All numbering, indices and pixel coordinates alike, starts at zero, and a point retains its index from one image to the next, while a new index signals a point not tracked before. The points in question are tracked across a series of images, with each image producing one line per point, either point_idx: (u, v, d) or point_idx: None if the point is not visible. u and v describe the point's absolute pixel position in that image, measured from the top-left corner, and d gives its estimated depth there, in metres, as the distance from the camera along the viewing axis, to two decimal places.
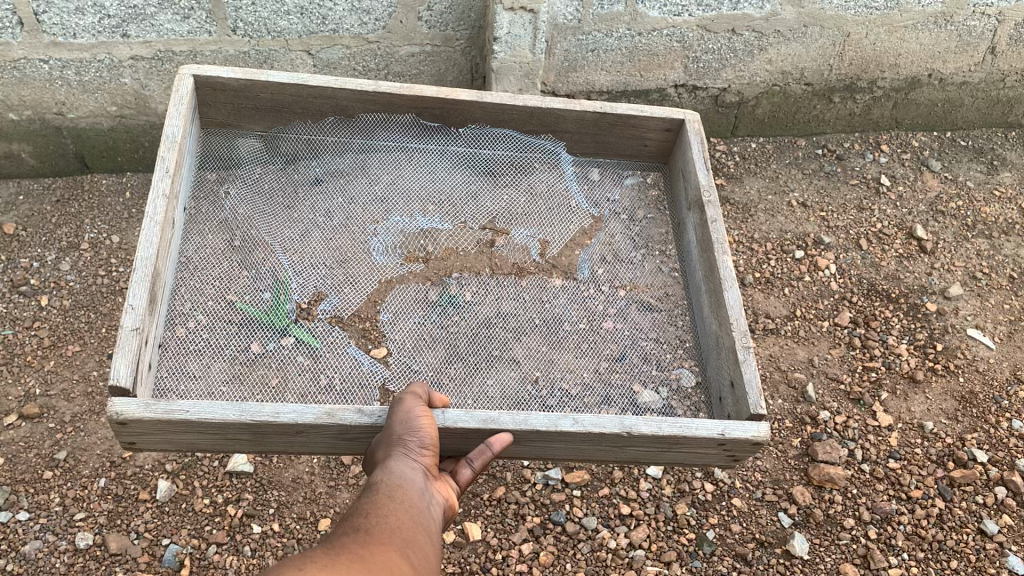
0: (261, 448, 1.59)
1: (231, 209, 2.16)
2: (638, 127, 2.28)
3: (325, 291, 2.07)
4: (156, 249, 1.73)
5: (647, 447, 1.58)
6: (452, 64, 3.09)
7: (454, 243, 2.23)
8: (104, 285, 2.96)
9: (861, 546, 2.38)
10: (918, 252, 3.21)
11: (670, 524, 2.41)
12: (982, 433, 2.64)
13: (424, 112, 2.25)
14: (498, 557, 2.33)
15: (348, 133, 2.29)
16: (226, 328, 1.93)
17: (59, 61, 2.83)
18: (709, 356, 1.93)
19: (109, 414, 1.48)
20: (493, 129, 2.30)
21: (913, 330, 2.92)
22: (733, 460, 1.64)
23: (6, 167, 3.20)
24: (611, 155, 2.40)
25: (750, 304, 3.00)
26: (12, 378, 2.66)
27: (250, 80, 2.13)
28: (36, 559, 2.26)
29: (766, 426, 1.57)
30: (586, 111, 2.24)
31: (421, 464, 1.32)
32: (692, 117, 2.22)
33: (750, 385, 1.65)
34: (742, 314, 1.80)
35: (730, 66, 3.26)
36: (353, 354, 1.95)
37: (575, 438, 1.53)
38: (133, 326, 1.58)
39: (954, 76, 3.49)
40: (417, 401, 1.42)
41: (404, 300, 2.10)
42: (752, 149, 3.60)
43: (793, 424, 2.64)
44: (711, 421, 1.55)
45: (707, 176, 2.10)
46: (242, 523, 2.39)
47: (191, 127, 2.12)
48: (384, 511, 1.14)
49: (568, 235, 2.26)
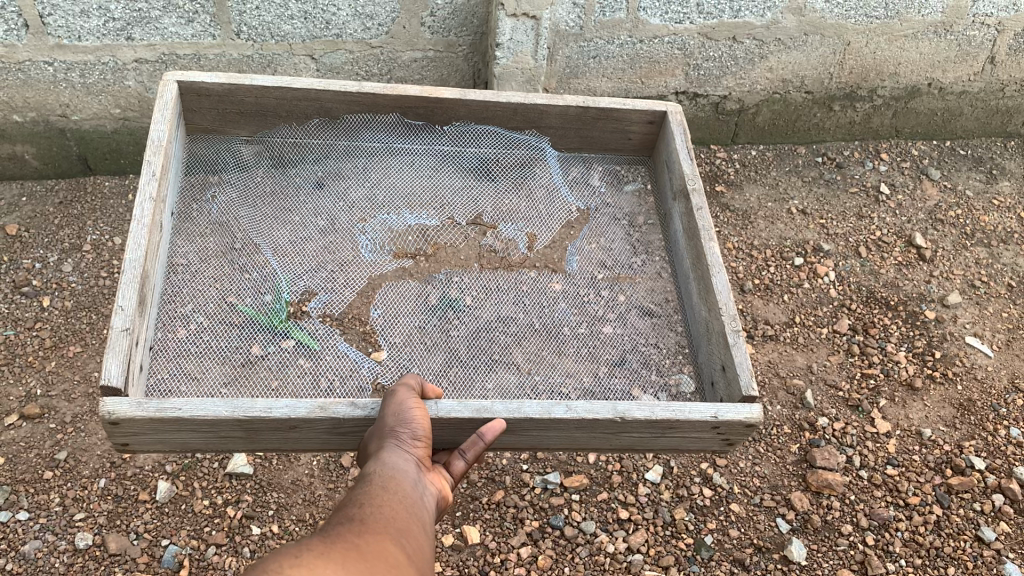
0: (255, 445, 1.61)
1: (222, 211, 2.18)
2: (622, 120, 2.33)
3: (315, 289, 2.10)
4: (143, 250, 1.75)
5: (641, 433, 1.60)
6: (454, 69, 3.10)
7: (441, 238, 2.25)
8: (106, 287, 2.97)
9: (859, 552, 2.38)
10: (917, 260, 3.22)
11: (668, 528, 2.42)
12: (980, 441, 2.66)
13: (409, 111, 2.28)
14: (497, 560, 2.33)
15: (332, 134, 2.31)
16: (222, 329, 1.94)
17: (63, 63, 2.84)
18: (701, 343, 1.95)
19: (102, 413, 1.48)
20: (477, 126, 2.32)
21: (912, 337, 2.94)
22: (727, 444, 1.65)
23: (9, 169, 3.21)
24: (596, 150, 2.44)
25: (749, 310, 3.01)
26: (14, 378, 2.67)
27: (234, 84, 2.15)
28: (35, 559, 2.27)
29: (759, 408, 1.59)
30: (570, 106, 2.28)
31: (413, 455, 1.33)
32: (671, 108, 2.28)
33: (741, 367, 1.67)
34: (730, 296, 1.82)
35: (730, 73, 3.28)
36: (346, 352, 1.97)
37: (567, 426, 1.55)
38: (123, 326, 1.60)
39: (954, 85, 3.51)
40: (408, 393, 1.44)
41: (400, 298, 2.12)
42: (752, 156, 3.62)
43: (792, 430, 2.66)
44: (705, 404, 1.58)
45: (692, 164, 2.14)
46: (241, 525, 2.39)
47: (178, 134, 2.14)
48: (379, 499, 1.15)
49: (555, 230, 2.30)
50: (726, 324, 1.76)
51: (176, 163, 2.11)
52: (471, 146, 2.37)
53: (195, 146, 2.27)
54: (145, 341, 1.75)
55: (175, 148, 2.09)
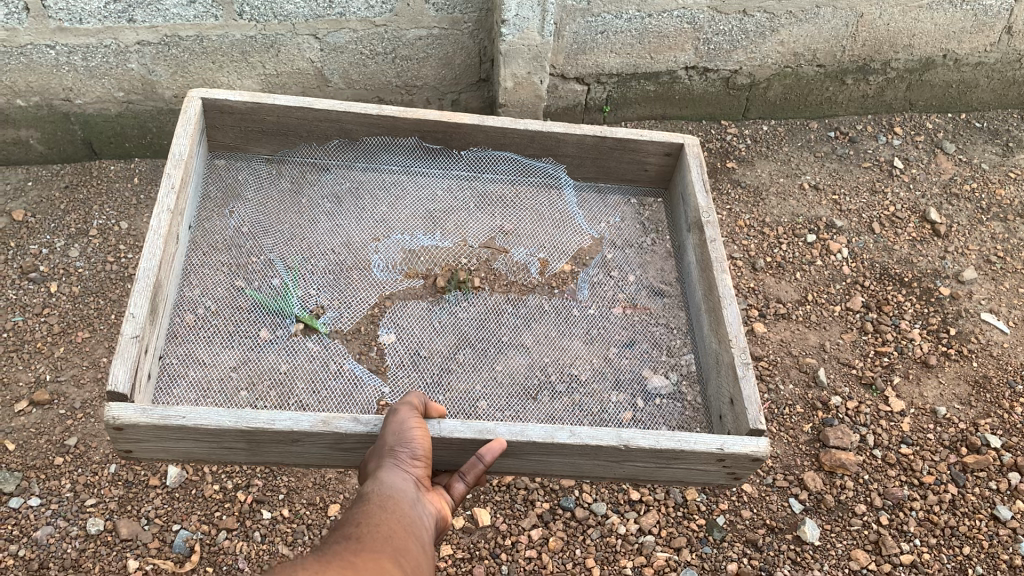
0: (256, 456, 1.61)
1: (237, 229, 2.13)
2: (639, 151, 2.24)
3: (325, 304, 2.05)
4: (157, 261, 1.75)
5: (645, 463, 1.58)
6: (460, 47, 3.06)
7: (454, 259, 2.21)
8: (113, 271, 2.96)
9: (872, 532, 2.36)
10: (931, 236, 3.18)
11: (680, 509, 2.40)
12: (996, 418, 2.62)
13: (426, 136, 2.24)
14: (507, 542, 2.32)
15: (353, 153, 2.28)
16: (228, 324, 1.93)
17: (65, 46, 2.82)
18: (707, 375, 1.90)
19: (107, 419, 1.49)
20: (495, 152, 2.28)
21: (926, 314, 2.90)
22: (732, 476, 1.63)
23: (15, 153, 3.19)
24: (611, 180, 2.36)
25: (761, 289, 2.98)
26: (22, 364, 2.67)
27: (257, 103, 2.13)
28: (47, 545, 2.28)
29: (766, 442, 1.56)
30: (587, 135, 2.21)
31: (413, 475, 1.31)
32: (689, 142, 2.20)
33: (749, 401, 1.63)
34: (741, 331, 1.77)
35: (741, 47, 3.22)
36: (352, 370, 1.91)
37: (571, 452, 1.54)
38: (133, 335, 1.61)
39: (969, 56, 3.45)
40: (411, 413, 1.43)
41: (408, 317, 2.07)
42: (763, 132, 3.56)
43: (805, 410, 2.62)
44: (710, 435, 1.55)
45: (708, 200, 2.07)
46: (252, 509, 2.39)
47: (198, 151, 2.12)
48: (375, 519, 1.13)
49: (571, 250, 2.24)
50: (736, 358, 1.72)
51: (195, 176, 2.10)
52: (487, 171, 2.32)
53: (212, 149, 2.25)
54: (155, 349, 1.75)
55: (195, 162, 2.08)
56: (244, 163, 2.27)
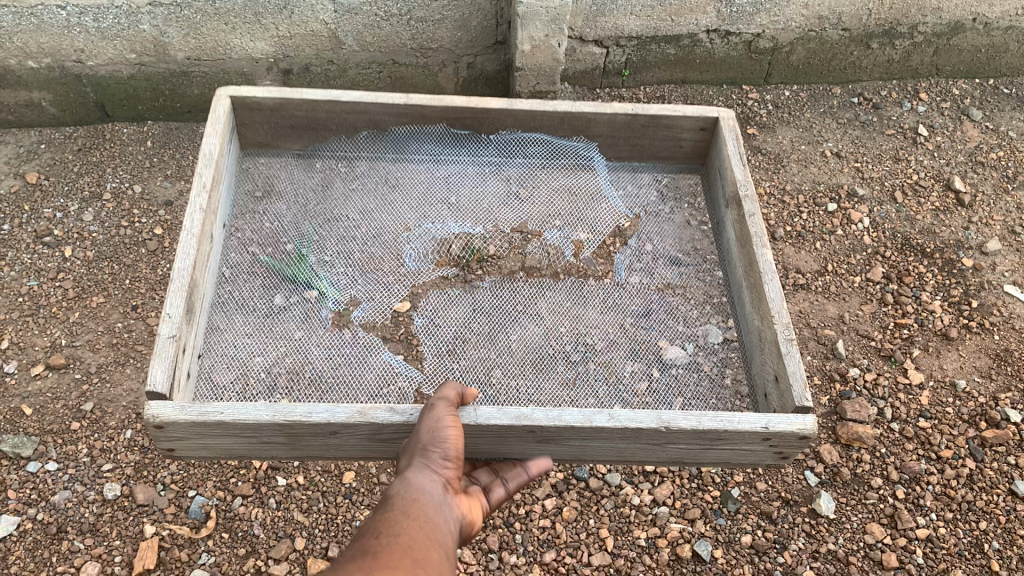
0: (295, 451, 1.59)
1: (270, 217, 2.12)
2: (673, 126, 2.21)
3: (360, 296, 2.00)
4: (193, 259, 1.73)
5: (688, 444, 1.56)
6: (476, 9, 2.99)
7: (484, 245, 2.14)
8: (127, 236, 2.95)
9: (888, 506, 2.35)
10: (955, 206, 3.12)
11: (694, 481, 2.39)
12: (1017, 392, 2.58)
13: (455, 122, 2.22)
14: (521, 512, 2.32)
15: (383, 145, 2.26)
16: (254, 323, 1.89)
17: (76, 7, 2.78)
18: (749, 353, 1.86)
19: (146, 418, 1.48)
20: (524, 134, 2.26)
21: (948, 286, 2.86)
22: (780, 456, 1.59)
23: (27, 115, 3.20)
24: (645, 158, 2.32)
25: (780, 259, 2.94)
26: (38, 329, 2.68)
27: (285, 98, 2.11)
28: (65, 509, 2.29)
29: (814, 418, 1.52)
30: (618, 114, 2.17)
31: (443, 476, 1.30)
32: (724, 114, 2.16)
33: (794, 376, 1.59)
34: (784, 307, 1.72)
35: (764, 10, 3.14)
36: (387, 359, 1.88)
37: (611, 435, 1.52)
38: (170, 333, 1.59)
39: (1000, 20, 3.36)
40: (448, 407, 1.40)
41: (439, 301, 2.02)
42: (785, 97, 3.50)
43: (822, 381, 2.60)
44: (754, 414, 1.52)
45: (741, 171, 2.05)
46: (267, 476, 2.39)
47: (229, 145, 2.12)
48: (395, 527, 1.12)
49: (605, 234, 2.17)
50: (778, 334, 1.68)
51: (228, 171, 2.09)
52: (517, 155, 2.29)
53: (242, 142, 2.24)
54: (192, 348, 1.73)
55: (228, 159, 2.09)
56: (275, 156, 2.26)
